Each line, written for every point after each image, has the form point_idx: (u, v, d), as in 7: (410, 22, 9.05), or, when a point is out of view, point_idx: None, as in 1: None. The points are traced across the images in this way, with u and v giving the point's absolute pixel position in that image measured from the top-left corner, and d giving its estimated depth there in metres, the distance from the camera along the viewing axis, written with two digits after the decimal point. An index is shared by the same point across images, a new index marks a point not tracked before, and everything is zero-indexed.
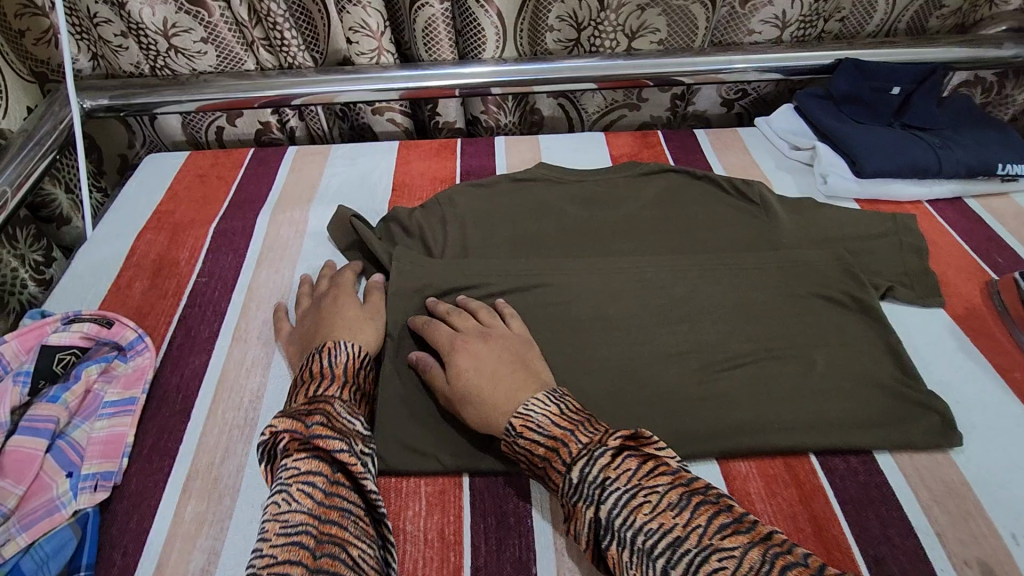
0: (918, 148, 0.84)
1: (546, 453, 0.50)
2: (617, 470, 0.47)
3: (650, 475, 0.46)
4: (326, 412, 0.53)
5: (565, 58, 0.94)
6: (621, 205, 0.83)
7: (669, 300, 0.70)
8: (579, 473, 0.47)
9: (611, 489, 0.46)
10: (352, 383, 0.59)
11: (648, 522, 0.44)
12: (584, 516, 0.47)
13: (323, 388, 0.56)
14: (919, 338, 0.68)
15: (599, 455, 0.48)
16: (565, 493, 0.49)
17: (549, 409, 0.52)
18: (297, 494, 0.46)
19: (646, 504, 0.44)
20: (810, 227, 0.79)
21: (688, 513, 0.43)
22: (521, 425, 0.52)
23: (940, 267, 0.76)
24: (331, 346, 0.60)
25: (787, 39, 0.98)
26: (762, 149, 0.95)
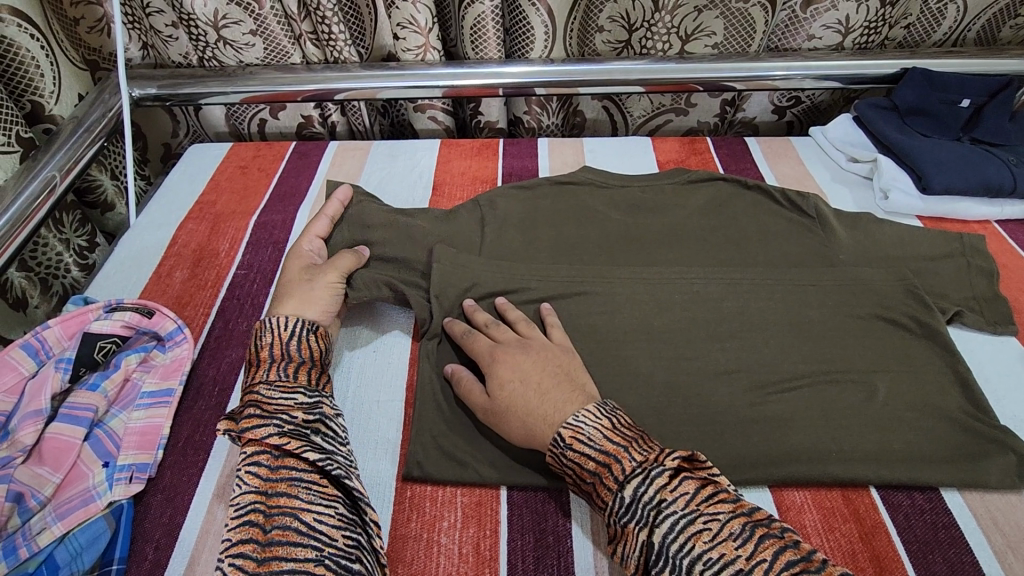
0: (991, 165, 0.78)
1: (596, 468, 0.48)
2: (674, 492, 0.44)
3: (710, 500, 0.44)
4: (254, 401, 0.52)
5: (614, 60, 0.92)
6: (669, 214, 0.80)
7: (719, 314, 0.67)
8: (634, 492, 0.45)
9: (667, 513, 0.43)
10: (286, 355, 0.57)
11: (709, 551, 0.41)
12: (635, 538, 0.44)
13: (252, 375, 0.55)
14: (990, 367, 0.63)
15: (655, 475, 0.45)
16: (615, 513, 0.46)
17: (601, 422, 0.50)
18: (245, 478, 0.48)
19: (705, 531, 0.42)
20: (869, 244, 0.75)
21: (751, 545, 0.41)
22: (571, 437, 0.49)
23: (1012, 293, 0.71)
24: (258, 329, 0.58)
25: (849, 45, 0.94)
26: (817, 160, 0.90)
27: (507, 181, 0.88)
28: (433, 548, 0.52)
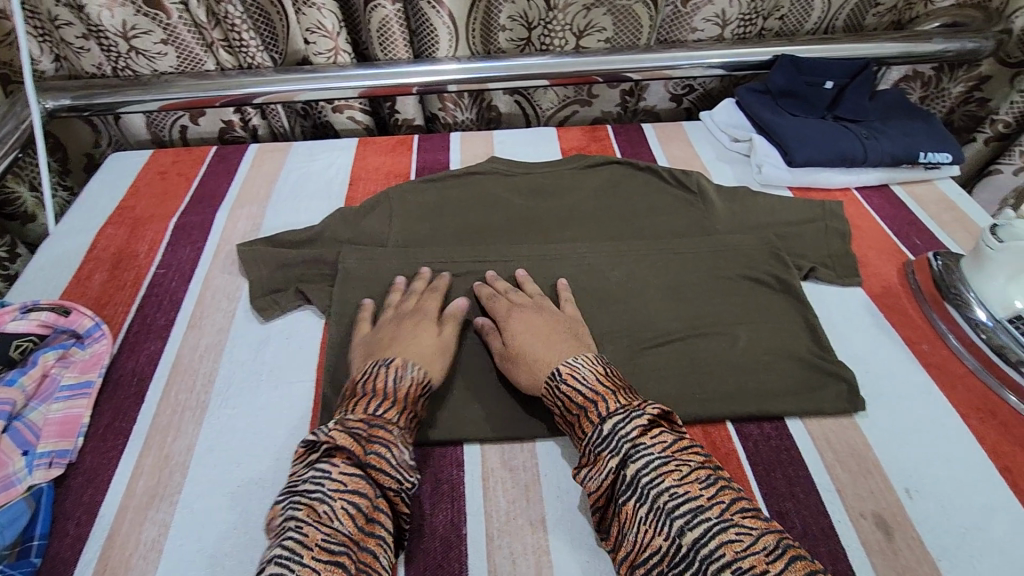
0: (847, 138, 0.88)
1: (583, 401, 0.54)
2: (653, 437, 0.50)
3: (685, 451, 0.50)
4: (389, 440, 0.52)
5: (516, 57, 0.98)
6: (567, 196, 0.88)
7: (605, 283, 0.75)
8: (613, 425, 0.51)
9: (643, 451, 0.49)
10: (412, 408, 0.57)
11: (675, 486, 0.47)
12: (604, 463, 0.50)
13: (382, 409, 0.55)
14: (838, 313, 0.72)
15: (636, 416, 0.51)
16: (592, 441, 0.52)
17: (597, 368, 0.57)
18: (340, 512, 0.47)
19: (676, 471, 0.48)
20: (742, 214, 0.84)
21: (713, 488, 0.47)
22: (568, 372, 0.57)
23: (862, 250, 0.80)
24: (399, 365, 0.59)
25: (728, 36, 1.02)
26: (704, 141, 0.99)
27: (420, 174, 0.93)
28: None
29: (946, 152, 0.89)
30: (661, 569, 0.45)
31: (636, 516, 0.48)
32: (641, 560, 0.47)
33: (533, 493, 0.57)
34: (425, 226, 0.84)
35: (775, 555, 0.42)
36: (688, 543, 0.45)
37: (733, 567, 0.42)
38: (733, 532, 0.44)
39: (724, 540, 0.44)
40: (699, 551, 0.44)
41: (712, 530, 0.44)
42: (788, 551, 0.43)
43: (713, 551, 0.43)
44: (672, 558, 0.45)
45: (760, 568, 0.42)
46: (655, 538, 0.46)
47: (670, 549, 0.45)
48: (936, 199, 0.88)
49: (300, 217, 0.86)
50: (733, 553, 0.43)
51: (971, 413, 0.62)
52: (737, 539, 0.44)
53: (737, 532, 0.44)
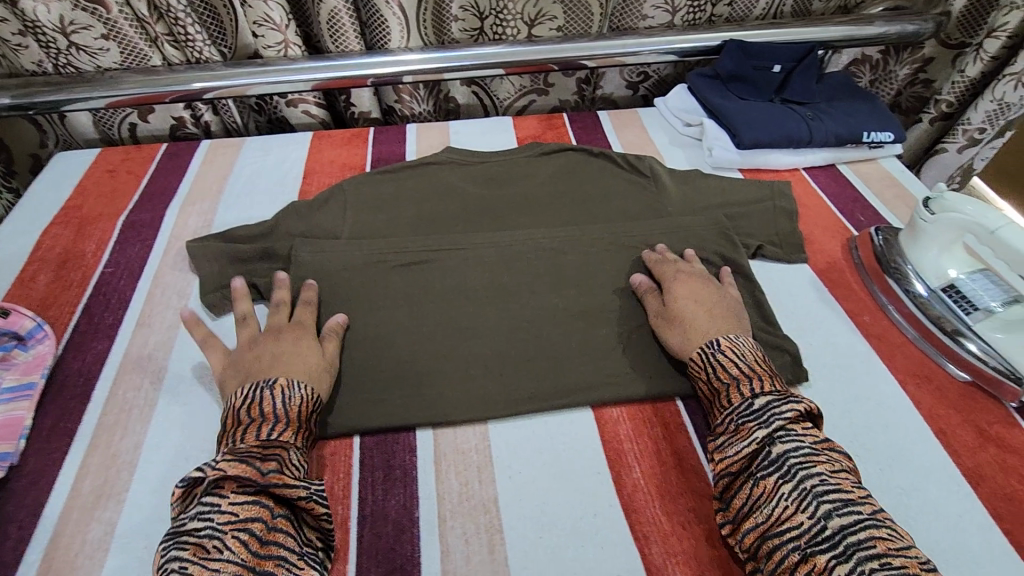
0: (794, 120, 0.90)
1: (738, 372, 0.57)
2: (805, 429, 0.53)
3: (833, 451, 0.52)
4: (281, 458, 0.52)
5: (469, 47, 0.98)
6: (522, 183, 0.88)
7: (559, 268, 0.76)
8: (769, 404, 0.54)
9: (797, 438, 0.51)
10: (305, 426, 0.57)
11: (829, 475, 0.49)
12: (749, 433, 0.52)
13: (276, 431, 0.54)
14: (784, 289, 0.74)
15: (795, 402, 0.54)
16: (739, 412, 0.54)
17: (754, 350, 0.60)
18: (231, 542, 0.46)
19: (827, 462, 0.50)
20: (693, 196, 0.85)
21: (864, 490, 0.49)
22: (729, 345, 0.59)
23: (808, 228, 0.82)
24: (287, 385, 0.57)
25: (679, 22, 1.04)
26: (658, 127, 1.01)
27: (375, 166, 0.93)
28: None
29: (890, 131, 0.91)
30: (797, 543, 0.46)
31: (777, 491, 0.49)
32: (774, 532, 0.47)
33: (484, 474, 0.57)
34: (380, 217, 0.84)
35: (927, 561, 0.44)
36: (835, 529, 0.45)
37: (883, 559, 0.43)
38: (884, 531, 0.45)
39: (875, 533, 0.45)
40: (848, 538, 0.45)
41: (863, 521, 0.46)
42: None
43: (863, 540, 0.44)
44: (812, 536, 0.46)
45: (911, 568, 0.43)
46: (796, 514, 0.47)
47: (812, 528, 0.46)
48: (880, 177, 0.90)
49: (253, 212, 0.86)
50: (884, 548, 0.44)
51: (908, 380, 0.64)
52: (889, 538, 0.45)
53: (888, 531, 0.45)
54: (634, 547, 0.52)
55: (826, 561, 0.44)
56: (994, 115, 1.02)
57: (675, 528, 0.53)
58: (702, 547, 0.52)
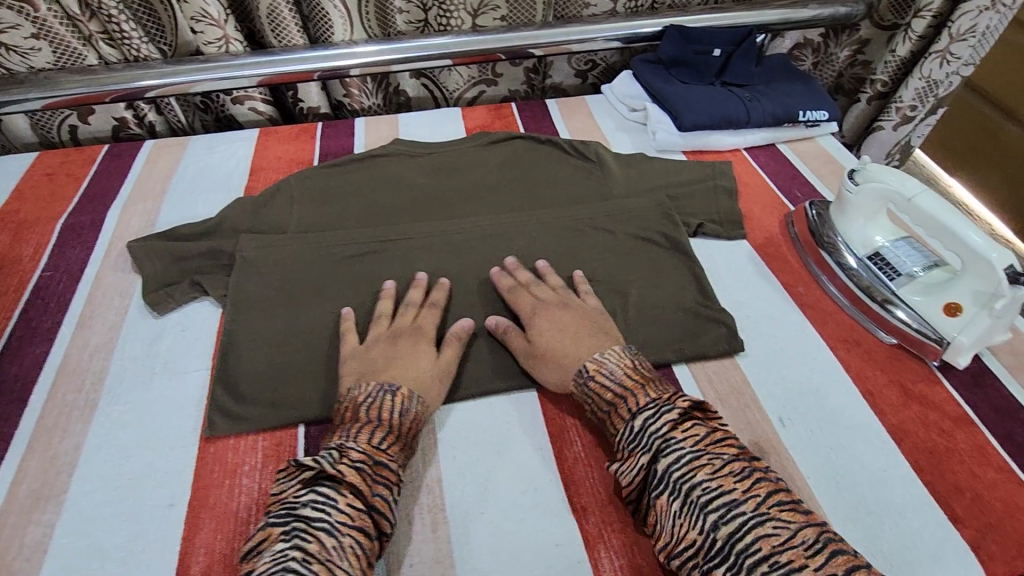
0: (732, 102, 0.92)
1: (613, 398, 0.56)
2: (683, 431, 0.51)
3: (718, 443, 0.51)
4: (390, 476, 0.52)
5: (413, 39, 0.98)
6: (470, 172, 0.89)
7: (505, 253, 0.77)
8: (643, 421, 0.53)
9: (675, 446, 0.50)
10: (409, 442, 0.56)
11: (709, 480, 0.48)
12: (635, 459, 0.52)
13: (384, 442, 0.54)
14: (723, 265, 0.77)
15: (666, 410, 0.53)
16: (625, 436, 0.53)
17: (625, 362, 0.59)
18: (347, 551, 0.46)
19: (707, 465, 0.49)
20: (637, 179, 0.87)
21: (748, 481, 0.48)
22: (596, 368, 0.58)
23: (748, 205, 0.85)
24: (405, 395, 0.57)
25: (621, 10, 1.05)
26: (605, 113, 1.02)
27: (322, 160, 0.93)
28: (234, 489, 0.56)
29: (823, 110, 0.94)
30: (696, 560, 0.46)
31: (670, 510, 0.49)
32: (676, 551, 0.48)
33: (430, 456, 0.58)
34: (327, 210, 0.84)
35: (814, 548, 0.43)
36: (724, 538, 0.45)
37: (771, 561, 0.43)
38: (770, 526, 0.45)
39: (761, 534, 0.45)
40: (736, 546, 0.45)
41: (748, 524, 0.45)
42: (829, 545, 0.44)
43: (750, 546, 0.44)
44: (706, 551, 0.46)
45: (798, 563, 0.43)
46: (689, 533, 0.47)
47: (705, 543, 0.46)
48: (816, 155, 0.94)
49: (198, 210, 0.85)
50: (770, 547, 0.44)
51: (838, 345, 0.67)
52: (774, 534, 0.45)
53: (775, 526, 0.45)
54: (572, 517, 0.53)
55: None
56: (924, 93, 1.06)
57: (612, 497, 0.55)
58: None
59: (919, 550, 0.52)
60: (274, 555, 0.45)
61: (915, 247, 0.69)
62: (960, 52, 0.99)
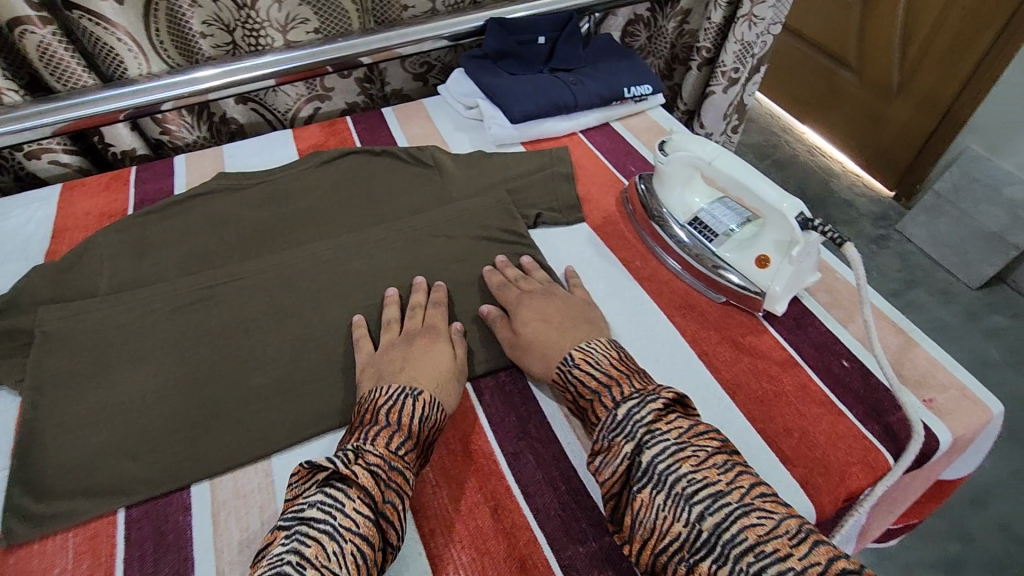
0: (558, 87, 0.93)
1: (597, 386, 0.55)
2: (668, 423, 0.51)
3: (701, 437, 0.50)
4: (399, 487, 0.50)
5: (222, 64, 0.91)
6: (304, 196, 0.85)
7: (344, 276, 0.74)
8: (629, 409, 0.52)
9: (659, 437, 0.49)
10: (423, 452, 0.55)
11: (695, 472, 0.47)
12: (619, 449, 0.50)
13: (400, 446, 0.52)
14: (564, 252, 0.78)
15: (650, 400, 0.52)
16: (606, 428, 0.52)
17: (610, 352, 0.59)
18: (349, 556, 0.44)
19: (692, 457, 0.48)
20: (476, 177, 0.87)
21: (731, 474, 0.47)
22: (582, 358, 0.58)
23: (586, 188, 0.87)
24: (427, 402, 0.56)
25: (442, 7, 1.03)
26: (443, 114, 1.01)
27: (138, 208, 0.85)
28: None
29: (647, 84, 0.97)
30: (682, 556, 0.45)
31: (654, 502, 0.47)
32: (660, 547, 0.46)
33: (266, 514, 0.55)
34: (144, 262, 0.76)
35: (798, 538, 0.42)
36: (710, 530, 0.44)
37: (757, 551, 0.42)
38: (755, 516, 0.44)
39: (746, 524, 0.43)
40: (722, 537, 0.44)
41: (734, 515, 0.44)
42: (813, 535, 0.43)
43: (736, 536, 0.43)
44: (693, 544, 0.45)
45: (784, 552, 0.42)
46: (674, 525, 0.46)
47: (691, 535, 0.45)
48: (647, 128, 0.97)
49: None
50: (756, 537, 0.43)
51: (674, 313, 0.69)
52: (758, 524, 0.43)
53: (759, 516, 0.44)
54: (421, 544, 0.52)
55: (708, 568, 0.43)
56: (741, 54, 1.12)
57: (462, 514, 0.53)
58: (488, 523, 0.53)
59: None
60: (273, 558, 0.43)
61: (731, 207, 0.73)
62: (763, 13, 1.05)
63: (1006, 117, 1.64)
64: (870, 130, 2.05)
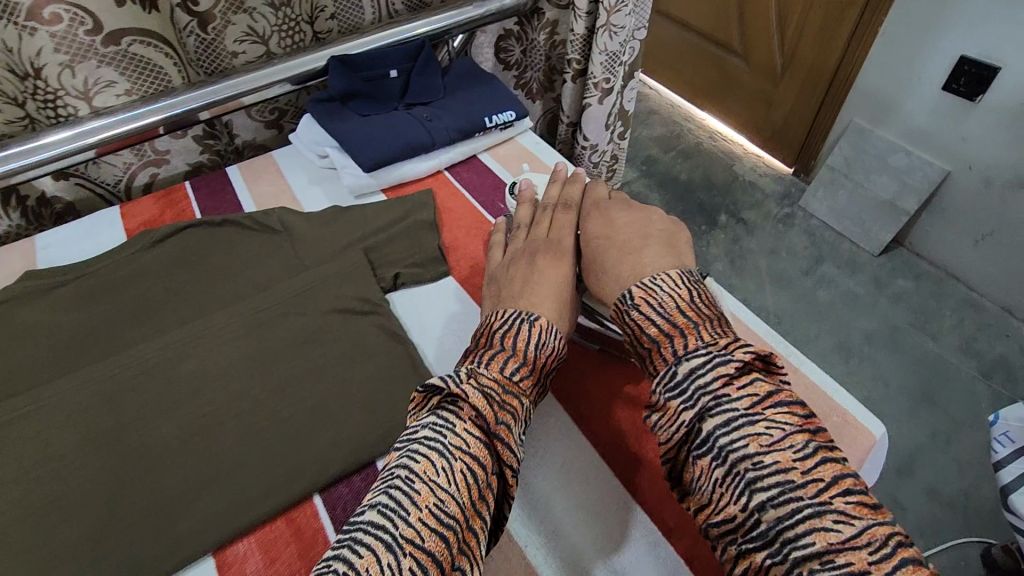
0: (412, 127, 0.87)
1: (659, 334, 0.52)
2: (739, 388, 0.46)
3: (780, 410, 0.44)
4: (513, 411, 0.50)
5: (18, 142, 0.78)
6: (130, 287, 0.74)
7: (172, 381, 0.64)
8: (692, 368, 0.48)
9: (726, 406, 0.45)
10: (539, 378, 0.55)
11: (763, 455, 0.43)
12: (675, 414, 0.48)
13: (513, 370, 0.52)
14: (427, 316, 0.72)
15: (721, 361, 0.47)
16: (664, 384, 0.49)
17: (679, 292, 0.54)
18: (458, 477, 0.45)
19: (762, 435, 0.43)
20: (331, 238, 0.78)
21: (810, 461, 0.42)
22: (644, 299, 0.54)
23: (453, 235, 0.81)
24: (544, 328, 0.56)
25: (277, 50, 0.94)
26: (295, 165, 0.92)
27: None
28: None
29: (509, 110, 0.93)
30: (734, 537, 0.43)
31: (712, 474, 0.45)
32: (711, 522, 0.45)
33: None
34: None
35: (880, 554, 0.38)
36: (770, 523, 0.41)
37: (825, 559, 0.38)
38: (829, 521, 0.39)
39: (817, 526, 0.39)
40: (784, 536, 0.40)
41: (803, 513, 0.40)
42: (896, 549, 0.38)
43: (802, 538, 0.40)
44: (747, 529, 0.42)
45: (860, 567, 0.38)
46: (730, 506, 0.43)
47: (746, 520, 0.42)
48: (516, 156, 0.92)
49: None
50: (826, 544, 0.39)
51: None
52: (833, 529, 0.39)
53: (835, 520, 0.39)
54: None
55: (763, 561, 0.41)
56: (609, 64, 1.08)
57: None
58: None
59: None
60: (389, 470, 0.45)
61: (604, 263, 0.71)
62: (622, 21, 1.02)
63: (882, 89, 1.70)
64: (764, 111, 2.08)
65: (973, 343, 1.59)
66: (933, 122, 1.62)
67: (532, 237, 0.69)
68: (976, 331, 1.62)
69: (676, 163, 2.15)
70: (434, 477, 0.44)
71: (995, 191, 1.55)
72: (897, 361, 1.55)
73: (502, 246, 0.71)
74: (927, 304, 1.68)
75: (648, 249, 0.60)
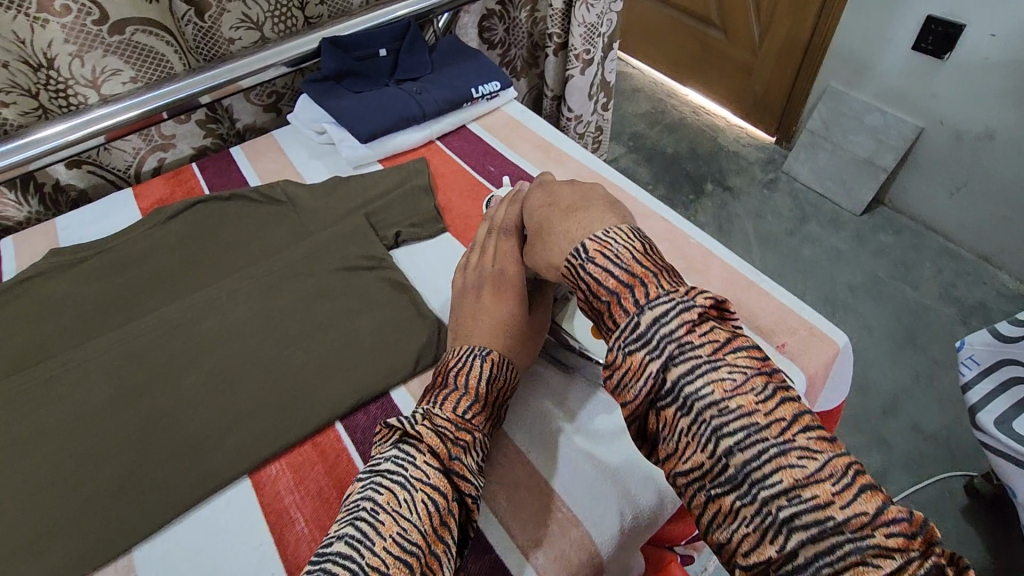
0: (403, 100, 0.93)
1: (614, 287, 0.46)
2: (702, 334, 0.41)
3: (741, 354, 0.41)
4: (466, 448, 0.51)
5: (34, 130, 0.82)
6: (148, 260, 0.79)
7: (196, 337, 0.70)
8: (656, 316, 0.42)
9: (689, 354, 0.40)
10: (490, 412, 0.56)
11: (727, 400, 0.38)
12: (640, 365, 0.42)
13: (462, 407, 0.54)
14: (426, 270, 0.78)
15: (684, 309, 0.42)
16: (623, 338, 0.43)
17: (634, 245, 0.48)
18: (420, 505, 0.45)
19: (727, 379, 0.39)
20: (333, 205, 0.84)
21: (773, 402, 0.38)
22: (598, 249, 0.48)
23: (447, 197, 0.87)
24: (496, 362, 0.58)
25: (272, 35, 0.99)
26: (295, 142, 0.97)
27: None
28: None
29: (494, 81, 0.99)
30: (702, 485, 0.39)
31: (676, 425, 0.40)
32: (679, 471, 0.40)
33: None
34: None
35: (842, 484, 0.35)
36: (738, 466, 0.37)
37: (792, 496, 0.35)
38: (795, 457, 0.36)
39: (782, 464, 0.36)
40: (752, 477, 0.37)
41: (769, 453, 0.36)
42: (857, 478, 0.36)
43: (768, 478, 0.36)
44: (715, 476, 0.38)
45: (825, 500, 0.35)
46: (696, 454, 0.39)
47: (714, 468, 0.38)
48: (502, 124, 0.98)
49: None
50: (792, 481, 0.36)
51: None
52: (798, 466, 0.36)
53: (800, 457, 0.36)
54: None
55: (731, 504, 0.37)
56: (588, 35, 1.14)
57: None
58: None
59: (631, 486, 0.57)
60: (352, 504, 0.46)
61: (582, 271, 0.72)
62: None
63: (855, 52, 1.75)
64: (744, 80, 2.13)
65: (952, 290, 1.65)
66: (904, 82, 1.68)
67: (482, 259, 0.66)
68: (955, 278, 1.68)
69: (662, 137, 2.20)
70: (398, 505, 0.45)
71: (966, 144, 1.61)
72: (880, 311, 1.61)
73: (459, 272, 0.68)
74: (908, 257, 1.74)
75: (595, 209, 0.55)
